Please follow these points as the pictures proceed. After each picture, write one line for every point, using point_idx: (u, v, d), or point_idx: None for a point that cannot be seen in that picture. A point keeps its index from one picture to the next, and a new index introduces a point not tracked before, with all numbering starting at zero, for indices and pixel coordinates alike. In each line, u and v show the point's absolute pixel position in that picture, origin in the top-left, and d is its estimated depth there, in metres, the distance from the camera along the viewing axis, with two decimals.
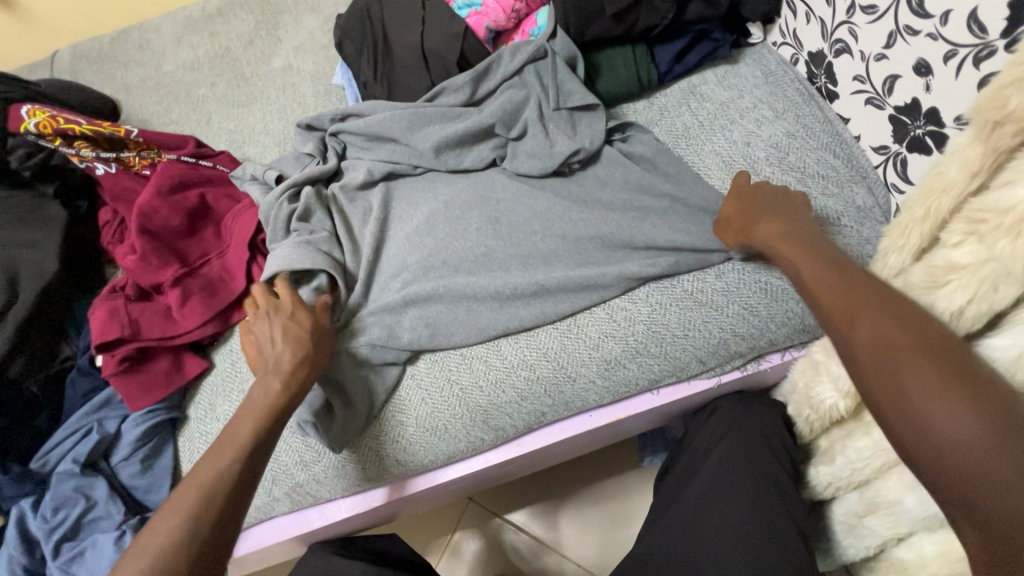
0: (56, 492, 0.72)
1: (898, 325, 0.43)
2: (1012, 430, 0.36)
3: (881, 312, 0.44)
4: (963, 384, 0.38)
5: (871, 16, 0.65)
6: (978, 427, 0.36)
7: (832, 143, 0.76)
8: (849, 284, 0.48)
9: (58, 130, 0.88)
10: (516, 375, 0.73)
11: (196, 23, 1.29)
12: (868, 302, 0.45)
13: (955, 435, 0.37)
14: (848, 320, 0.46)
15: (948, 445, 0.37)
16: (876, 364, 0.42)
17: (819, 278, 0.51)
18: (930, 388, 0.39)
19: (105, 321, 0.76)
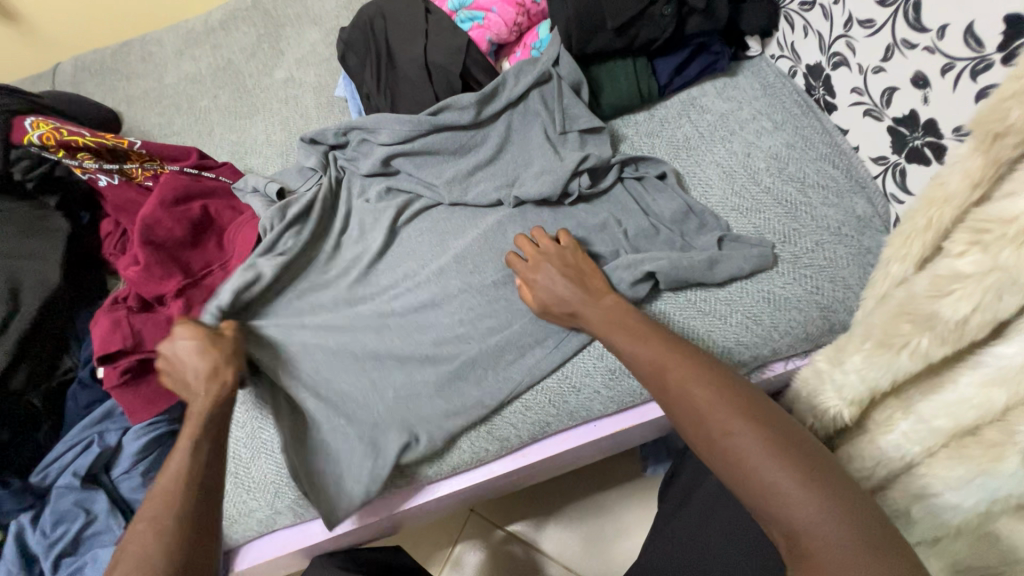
0: (56, 507, 0.71)
1: (705, 382, 0.52)
2: (799, 460, 0.45)
3: (684, 370, 0.54)
4: (763, 426, 0.48)
5: (869, 30, 0.66)
6: (779, 462, 0.45)
7: (831, 153, 0.77)
8: (663, 350, 0.57)
9: (61, 142, 0.86)
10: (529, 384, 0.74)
11: (199, 36, 1.30)
12: (677, 367, 0.54)
13: (759, 469, 0.45)
14: (664, 380, 0.54)
15: (761, 482, 0.45)
16: (699, 421, 0.50)
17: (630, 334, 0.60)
18: (738, 435, 0.47)
19: (107, 332, 0.75)
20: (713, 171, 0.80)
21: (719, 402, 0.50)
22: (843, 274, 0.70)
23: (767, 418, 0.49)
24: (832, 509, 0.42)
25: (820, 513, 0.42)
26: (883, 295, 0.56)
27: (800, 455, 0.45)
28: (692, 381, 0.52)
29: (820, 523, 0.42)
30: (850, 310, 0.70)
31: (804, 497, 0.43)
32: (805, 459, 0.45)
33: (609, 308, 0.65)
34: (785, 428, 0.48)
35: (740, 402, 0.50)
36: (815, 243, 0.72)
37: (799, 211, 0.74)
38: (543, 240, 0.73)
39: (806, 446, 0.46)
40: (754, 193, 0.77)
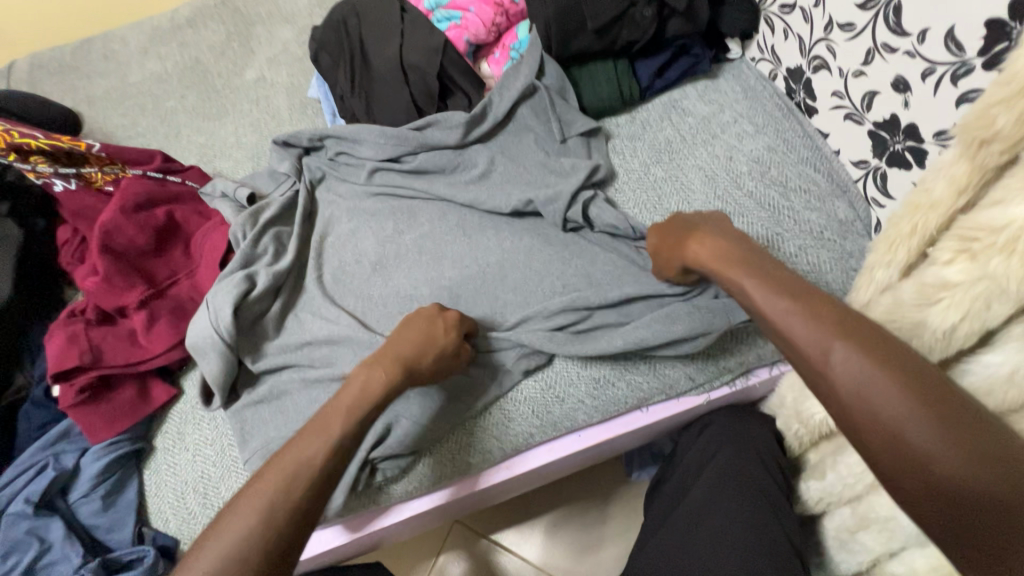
0: (5, 537, 0.65)
1: (865, 355, 0.44)
2: (988, 454, 0.39)
3: (834, 337, 0.46)
4: (943, 412, 0.41)
5: (849, 33, 0.65)
6: (971, 463, 0.39)
7: (812, 157, 0.77)
8: (797, 310, 0.49)
9: (13, 145, 0.83)
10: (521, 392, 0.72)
11: (164, 34, 1.25)
12: (822, 334, 0.47)
13: (934, 458, 0.40)
14: (815, 354, 0.47)
15: (945, 485, 0.39)
16: (861, 407, 0.43)
17: (763, 280, 0.54)
18: (915, 425, 0.41)
19: (63, 347, 0.71)
20: (695, 175, 0.79)
21: (884, 383, 0.43)
22: (826, 279, 0.70)
23: (937, 384, 0.43)
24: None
25: (1018, 522, 0.38)
26: (867, 301, 0.55)
27: (988, 448, 0.39)
28: (840, 345, 0.45)
29: (1015, 531, 0.38)
30: None
31: (998, 500, 0.38)
32: (995, 452, 0.39)
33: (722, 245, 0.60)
34: (966, 408, 0.41)
35: (910, 380, 0.42)
36: (799, 248, 0.72)
37: (782, 215, 0.74)
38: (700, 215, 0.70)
39: (995, 432, 0.40)
40: (737, 197, 0.76)
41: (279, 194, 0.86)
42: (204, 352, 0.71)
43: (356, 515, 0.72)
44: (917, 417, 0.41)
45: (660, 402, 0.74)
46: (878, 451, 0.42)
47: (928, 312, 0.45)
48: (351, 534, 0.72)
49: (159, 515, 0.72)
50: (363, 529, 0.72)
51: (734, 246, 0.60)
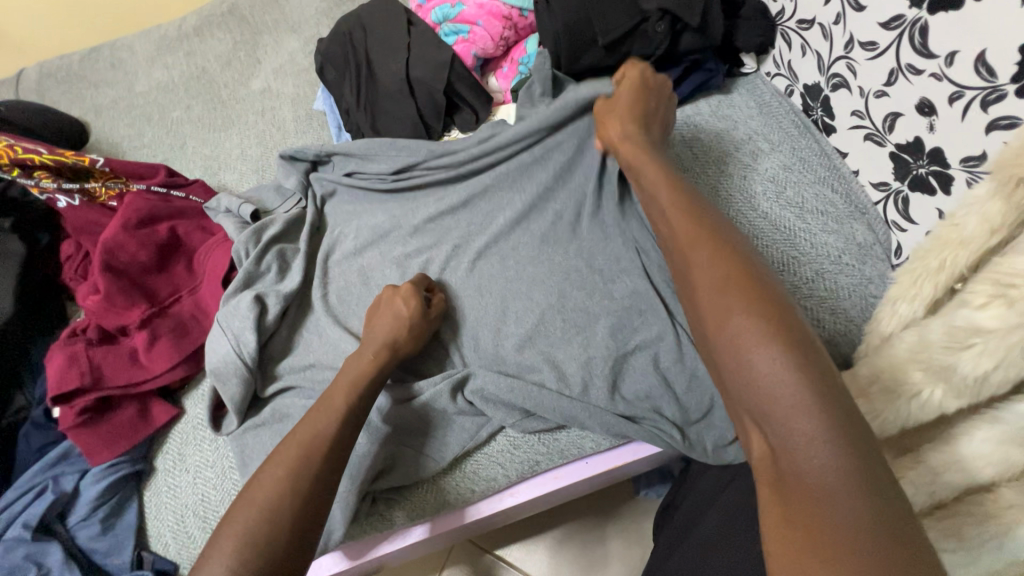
0: (4, 562, 0.64)
1: (721, 258, 0.47)
2: (801, 351, 0.39)
3: (704, 240, 0.49)
4: (770, 311, 0.42)
5: (871, 52, 0.63)
6: (778, 352, 0.39)
7: (829, 177, 0.74)
8: (684, 220, 0.53)
9: (16, 160, 0.84)
10: (529, 424, 0.69)
11: (171, 43, 1.24)
12: (695, 236, 0.50)
13: (754, 352, 0.40)
14: (686, 256, 0.50)
15: (753, 376, 0.40)
16: (703, 303, 0.45)
17: (668, 188, 0.57)
18: (738, 317, 0.42)
19: (62, 369, 0.70)
20: (708, 194, 0.77)
21: (724, 282, 0.45)
22: (844, 306, 0.67)
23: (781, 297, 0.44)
24: (825, 411, 0.37)
25: (810, 415, 0.37)
26: (888, 336, 0.54)
27: (803, 346, 0.40)
28: (704, 252, 0.48)
29: (806, 422, 0.37)
30: (852, 344, 0.67)
31: (793, 386, 0.38)
32: (810, 353, 0.40)
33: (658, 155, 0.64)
34: (795, 316, 0.42)
35: (752, 281, 0.44)
36: (815, 273, 0.69)
37: (798, 237, 0.72)
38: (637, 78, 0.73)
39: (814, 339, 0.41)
40: (751, 218, 0.74)
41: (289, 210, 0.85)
42: (222, 378, 0.71)
43: (353, 542, 0.69)
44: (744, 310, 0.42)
45: None
46: (712, 340, 0.44)
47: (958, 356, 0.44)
48: (349, 560, 0.69)
49: (159, 539, 0.71)
50: (361, 556, 0.69)
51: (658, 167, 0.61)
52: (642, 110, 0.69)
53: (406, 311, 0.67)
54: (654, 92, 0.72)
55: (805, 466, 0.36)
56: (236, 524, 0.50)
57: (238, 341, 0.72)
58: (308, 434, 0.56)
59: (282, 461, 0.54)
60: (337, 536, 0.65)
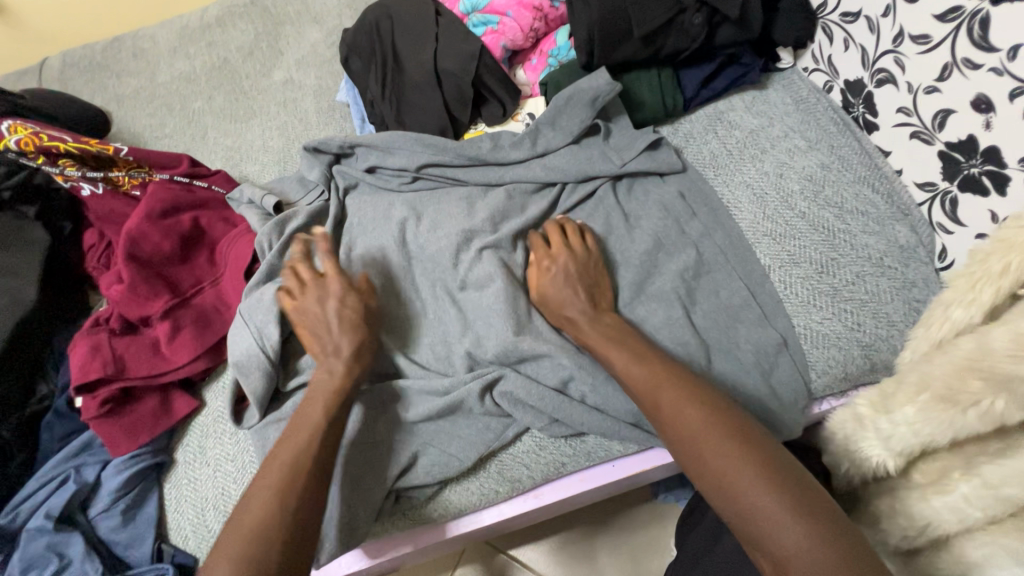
0: (26, 551, 0.64)
1: (697, 405, 0.52)
2: (782, 482, 0.46)
3: (677, 391, 0.54)
4: (749, 448, 0.48)
5: (923, 46, 0.61)
6: (767, 485, 0.45)
7: (870, 176, 0.72)
8: (658, 369, 0.57)
9: (42, 148, 0.82)
10: (557, 425, 0.68)
11: (193, 33, 1.24)
12: (669, 385, 0.55)
13: (745, 485, 0.46)
14: (652, 398, 0.55)
15: (750, 505, 0.45)
16: (687, 446, 0.50)
17: (631, 355, 0.59)
18: (723, 455, 0.48)
19: (86, 358, 0.70)
20: (743, 192, 0.75)
21: (706, 423, 0.50)
22: (886, 310, 0.65)
23: (746, 429, 0.51)
24: (817, 533, 0.42)
25: (803, 537, 0.42)
26: (939, 343, 0.52)
27: (783, 476, 0.46)
28: (668, 392, 0.54)
29: (800, 540, 0.42)
30: (894, 350, 0.64)
31: (784, 516, 0.44)
32: (794, 480, 0.46)
33: (609, 323, 0.64)
34: (767, 445, 0.49)
35: (729, 423, 0.51)
36: (855, 275, 0.67)
37: (837, 238, 0.69)
38: (570, 233, 0.71)
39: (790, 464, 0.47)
40: (788, 218, 0.72)
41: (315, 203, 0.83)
42: (247, 372, 0.70)
43: (376, 539, 0.68)
44: (724, 448, 0.48)
45: None
46: (702, 480, 0.49)
47: None
48: (371, 559, 0.68)
49: (179, 532, 0.70)
50: (383, 554, 0.68)
51: (619, 324, 0.64)
52: (580, 274, 0.67)
53: (350, 308, 0.66)
54: (582, 257, 0.69)
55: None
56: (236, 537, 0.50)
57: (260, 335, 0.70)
58: (301, 445, 0.57)
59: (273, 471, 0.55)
60: (362, 534, 0.63)
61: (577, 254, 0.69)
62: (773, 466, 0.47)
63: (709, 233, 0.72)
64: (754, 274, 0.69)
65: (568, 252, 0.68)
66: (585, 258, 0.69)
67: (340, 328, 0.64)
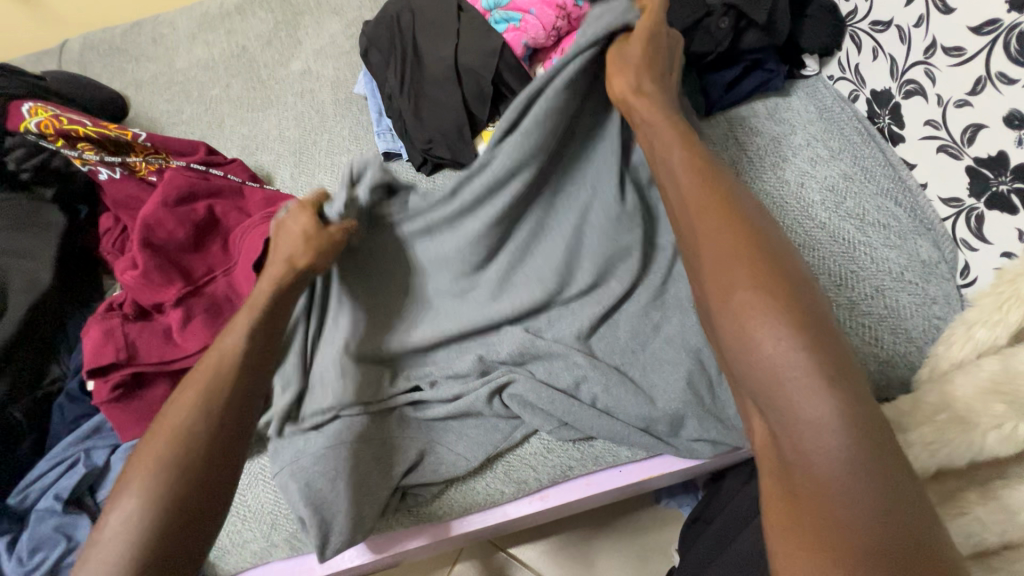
0: (34, 532, 0.64)
1: (745, 241, 0.48)
2: (804, 326, 0.42)
3: (725, 224, 0.49)
4: (788, 297, 0.44)
5: (956, 58, 0.59)
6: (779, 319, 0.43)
7: (893, 189, 0.70)
8: (710, 198, 0.52)
9: (60, 131, 0.81)
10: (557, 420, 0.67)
11: (213, 20, 1.24)
12: (722, 220, 0.50)
13: (755, 310, 0.44)
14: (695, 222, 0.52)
15: (759, 333, 0.43)
16: (714, 264, 0.48)
17: (688, 169, 0.55)
18: (749, 297, 0.44)
19: (99, 343, 0.70)
20: (762, 201, 0.74)
21: (741, 260, 0.46)
22: (905, 326, 0.64)
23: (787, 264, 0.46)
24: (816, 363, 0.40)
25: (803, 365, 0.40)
26: (960, 362, 0.51)
27: (817, 331, 0.42)
28: (711, 218, 0.51)
29: (815, 399, 0.39)
30: (911, 367, 0.63)
31: (803, 371, 0.40)
32: (827, 339, 0.42)
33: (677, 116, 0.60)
34: (810, 294, 0.45)
35: (774, 270, 0.46)
36: (874, 289, 0.66)
37: (858, 251, 0.68)
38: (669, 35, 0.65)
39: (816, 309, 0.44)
40: (808, 227, 0.71)
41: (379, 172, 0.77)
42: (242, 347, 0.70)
43: (380, 535, 0.69)
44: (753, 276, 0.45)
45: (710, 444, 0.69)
46: (723, 323, 0.46)
47: None
48: (374, 554, 0.69)
49: None
50: (386, 549, 0.69)
51: (687, 136, 0.57)
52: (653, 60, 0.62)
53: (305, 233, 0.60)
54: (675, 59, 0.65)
55: (809, 444, 0.39)
56: (128, 490, 0.49)
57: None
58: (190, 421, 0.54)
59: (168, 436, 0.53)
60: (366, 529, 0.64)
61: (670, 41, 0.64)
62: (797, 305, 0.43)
63: None
64: None
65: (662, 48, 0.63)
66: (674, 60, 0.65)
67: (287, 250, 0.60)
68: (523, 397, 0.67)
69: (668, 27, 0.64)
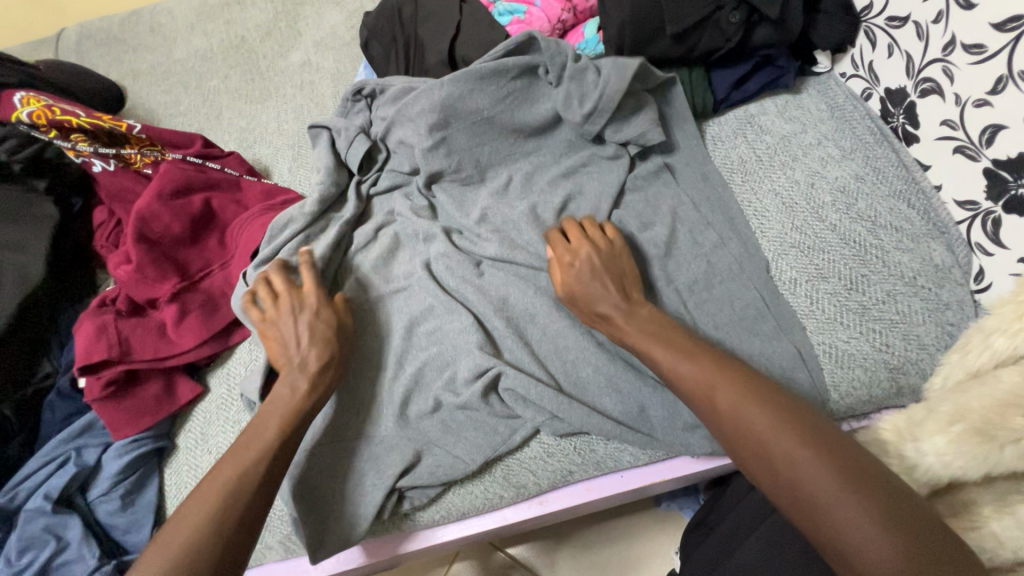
0: (23, 532, 0.63)
1: (759, 404, 0.50)
2: (857, 483, 0.44)
3: (735, 392, 0.52)
4: (818, 445, 0.47)
5: (976, 56, 0.57)
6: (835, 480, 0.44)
7: (906, 191, 0.68)
8: (708, 366, 0.54)
9: (53, 122, 0.79)
10: (554, 421, 0.65)
11: (212, 10, 1.22)
12: (728, 385, 0.53)
13: (810, 480, 0.45)
14: (703, 392, 0.53)
15: (823, 504, 0.44)
16: (746, 440, 0.49)
17: (677, 352, 0.56)
18: (797, 466, 0.46)
19: (92, 339, 0.69)
20: (770, 201, 0.72)
21: (772, 426, 0.49)
22: (917, 332, 0.62)
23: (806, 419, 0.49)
24: (886, 525, 0.42)
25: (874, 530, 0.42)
26: (977, 372, 0.50)
27: (867, 485, 0.44)
28: (721, 386, 0.53)
29: (883, 545, 0.41)
30: (923, 374, 0.62)
31: (861, 522, 0.42)
32: (865, 474, 0.45)
33: (646, 319, 0.61)
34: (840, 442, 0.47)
35: (793, 421, 0.49)
36: (886, 294, 0.64)
37: (869, 254, 0.66)
38: (589, 229, 0.69)
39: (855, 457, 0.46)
40: (817, 229, 0.69)
41: (345, 147, 0.79)
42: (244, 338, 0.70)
43: (374, 538, 0.68)
44: (792, 444, 0.47)
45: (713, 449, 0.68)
46: (773, 486, 0.47)
47: None
48: (367, 558, 0.68)
49: None
50: (381, 553, 0.68)
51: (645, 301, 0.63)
52: (604, 265, 0.64)
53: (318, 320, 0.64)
54: (606, 250, 0.66)
55: None
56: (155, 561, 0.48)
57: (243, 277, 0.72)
58: (250, 463, 0.54)
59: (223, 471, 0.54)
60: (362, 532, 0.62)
61: (596, 250, 0.65)
62: (841, 460, 0.46)
63: (737, 241, 0.69)
64: (777, 286, 0.67)
65: (589, 245, 0.66)
66: (609, 250, 0.66)
67: (309, 341, 0.62)
68: (524, 402, 0.66)
69: (610, 243, 0.67)
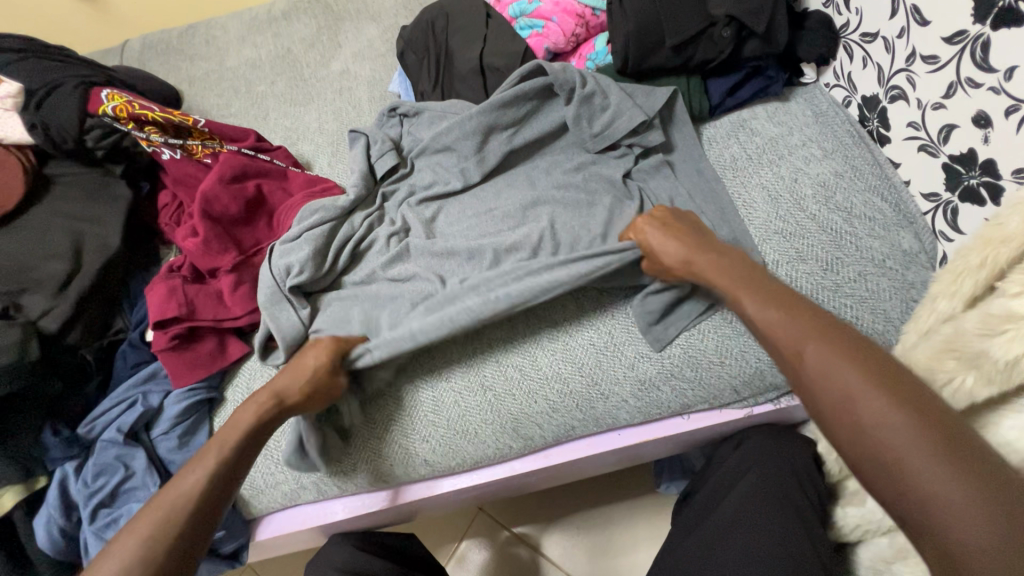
0: (99, 459, 0.74)
1: (850, 359, 0.50)
2: (947, 447, 0.43)
3: (833, 350, 0.51)
4: (909, 404, 0.46)
5: (931, 65, 0.66)
6: (925, 444, 0.43)
7: (880, 186, 0.77)
8: (809, 326, 0.54)
9: (133, 115, 0.90)
10: (550, 389, 0.74)
11: (262, 24, 1.35)
12: (821, 340, 0.52)
13: (891, 437, 0.44)
14: (792, 348, 0.54)
15: (903, 461, 0.43)
16: (829, 397, 0.49)
17: (787, 315, 0.56)
18: (883, 422, 0.45)
19: (163, 299, 0.79)
20: (758, 193, 0.80)
21: (864, 383, 0.48)
22: (884, 307, 0.70)
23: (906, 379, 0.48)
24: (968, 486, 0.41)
25: (949, 490, 0.41)
26: (925, 331, 0.57)
27: (953, 452, 0.43)
28: (812, 341, 0.53)
29: (952, 497, 0.41)
30: (888, 344, 0.70)
31: (945, 481, 0.41)
32: (953, 444, 0.43)
33: (736, 270, 0.64)
34: (934, 406, 0.46)
35: (885, 382, 0.48)
36: (857, 274, 0.72)
37: (844, 240, 0.74)
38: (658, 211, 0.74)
39: (947, 421, 0.45)
40: (799, 218, 0.77)
41: (376, 157, 0.90)
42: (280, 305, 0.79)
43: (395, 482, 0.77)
44: (883, 401, 0.46)
45: (702, 412, 0.76)
46: (891, 488, 0.44)
47: (991, 342, 0.48)
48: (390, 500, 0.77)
49: None
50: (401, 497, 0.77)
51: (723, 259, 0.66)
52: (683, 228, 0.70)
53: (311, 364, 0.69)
54: (668, 219, 0.73)
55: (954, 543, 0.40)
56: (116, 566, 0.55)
57: (275, 255, 0.82)
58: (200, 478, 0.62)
59: (150, 518, 0.58)
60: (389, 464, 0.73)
61: (670, 218, 0.73)
62: (934, 423, 0.44)
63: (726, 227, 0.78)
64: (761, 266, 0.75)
65: (660, 223, 0.72)
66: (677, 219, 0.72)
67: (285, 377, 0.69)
68: (534, 360, 0.75)
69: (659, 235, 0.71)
